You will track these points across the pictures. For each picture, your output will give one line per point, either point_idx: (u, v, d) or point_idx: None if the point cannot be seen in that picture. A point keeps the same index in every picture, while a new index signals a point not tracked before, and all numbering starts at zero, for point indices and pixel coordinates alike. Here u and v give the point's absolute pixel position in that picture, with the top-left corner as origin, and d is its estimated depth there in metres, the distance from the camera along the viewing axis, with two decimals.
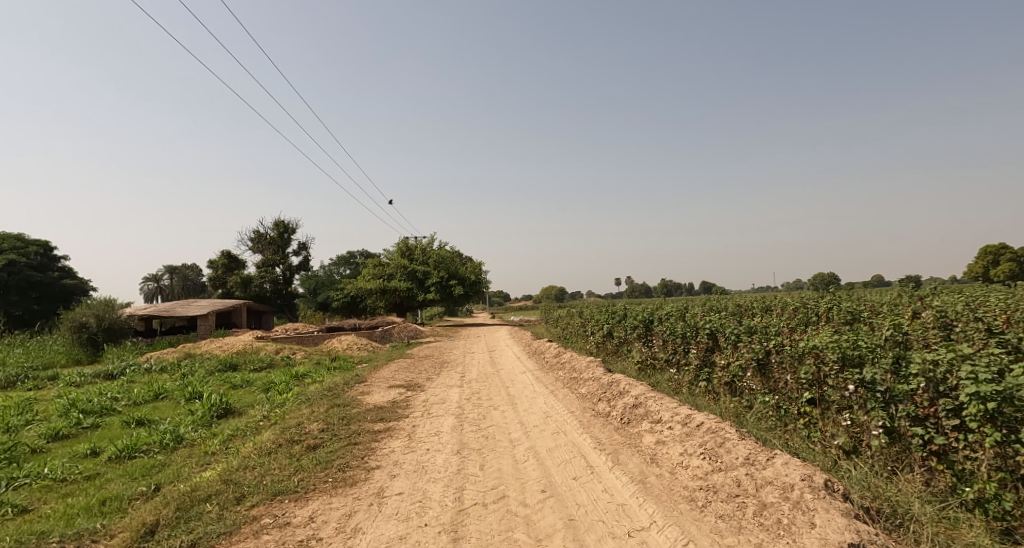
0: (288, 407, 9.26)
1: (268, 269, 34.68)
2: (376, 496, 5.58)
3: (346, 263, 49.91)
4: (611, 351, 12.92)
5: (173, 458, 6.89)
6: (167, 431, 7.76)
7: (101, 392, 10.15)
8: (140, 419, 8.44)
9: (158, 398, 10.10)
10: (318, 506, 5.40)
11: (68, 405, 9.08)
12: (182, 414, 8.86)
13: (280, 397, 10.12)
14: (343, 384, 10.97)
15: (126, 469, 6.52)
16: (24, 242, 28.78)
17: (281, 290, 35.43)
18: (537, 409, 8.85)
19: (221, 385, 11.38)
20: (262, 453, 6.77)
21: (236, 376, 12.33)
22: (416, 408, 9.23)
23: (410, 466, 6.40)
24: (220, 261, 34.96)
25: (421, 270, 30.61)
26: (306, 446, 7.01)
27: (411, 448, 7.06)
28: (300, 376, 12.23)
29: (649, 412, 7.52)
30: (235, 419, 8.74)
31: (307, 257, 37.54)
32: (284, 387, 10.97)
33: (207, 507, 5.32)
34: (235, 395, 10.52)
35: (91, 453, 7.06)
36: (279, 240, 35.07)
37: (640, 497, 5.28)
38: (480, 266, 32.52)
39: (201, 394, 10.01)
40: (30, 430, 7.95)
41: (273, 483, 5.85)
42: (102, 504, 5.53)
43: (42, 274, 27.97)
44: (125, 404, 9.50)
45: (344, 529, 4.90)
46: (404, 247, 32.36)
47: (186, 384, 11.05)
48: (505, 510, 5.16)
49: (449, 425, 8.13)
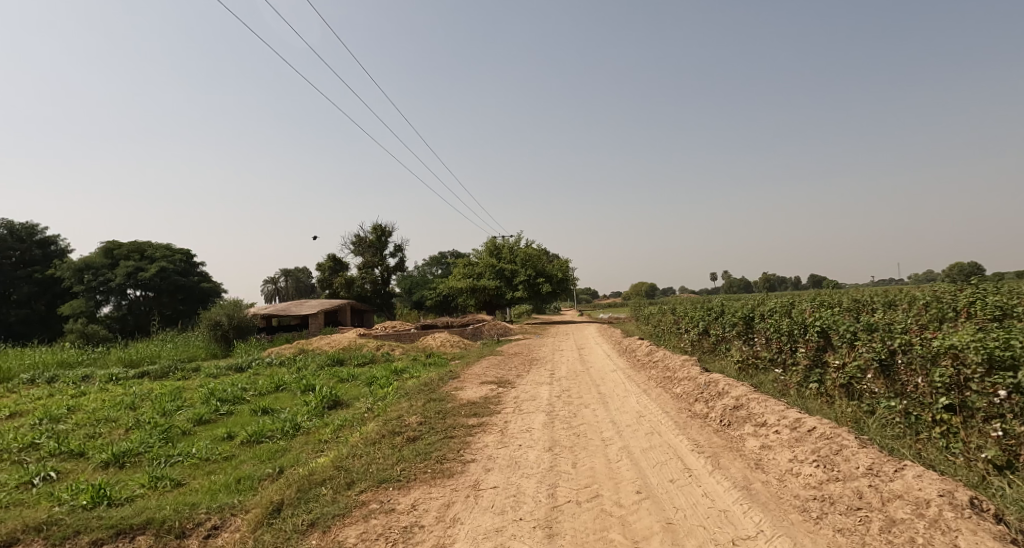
0: (389, 400, 9.85)
1: (368, 271, 37.03)
2: (472, 488, 5.77)
3: (438, 263, 52.10)
4: (708, 350, 12.29)
5: (292, 444, 7.62)
6: (287, 420, 8.58)
7: (233, 383, 11.44)
8: (264, 408, 9.41)
9: (279, 389, 11.18)
10: (419, 495, 5.68)
11: (208, 394, 10.33)
12: (298, 405, 9.75)
13: (382, 392, 10.76)
14: (438, 380, 11.43)
15: (255, 452, 7.30)
16: (171, 250, 32.94)
17: (379, 290, 37.59)
18: (629, 408, 8.68)
19: (330, 378, 12.36)
20: (368, 442, 7.27)
21: (343, 370, 13.33)
22: (507, 404, 9.43)
23: (503, 460, 6.55)
24: (326, 264, 37.66)
25: (509, 269, 31.04)
26: (407, 437, 7.41)
27: (504, 443, 7.22)
28: (399, 371, 12.94)
29: (751, 415, 7.11)
30: (343, 410, 9.46)
31: (402, 259, 39.55)
32: (384, 382, 11.68)
33: (322, 490, 5.81)
34: (343, 388, 11.38)
35: (226, 437, 7.99)
36: (377, 243, 37.22)
37: (744, 504, 5.00)
38: (567, 263, 32.19)
39: (314, 386, 10.93)
40: (181, 414, 9.16)
41: (378, 471, 6.27)
42: (237, 482, 6.24)
43: (185, 278, 31.86)
44: (252, 394, 10.62)
45: (443, 519, 5.13)
46: (493, 247, 32.85)
47: (301, 377, 12.13)
48: (599, 509, 5.12)
49: (540, 421, 8.23)
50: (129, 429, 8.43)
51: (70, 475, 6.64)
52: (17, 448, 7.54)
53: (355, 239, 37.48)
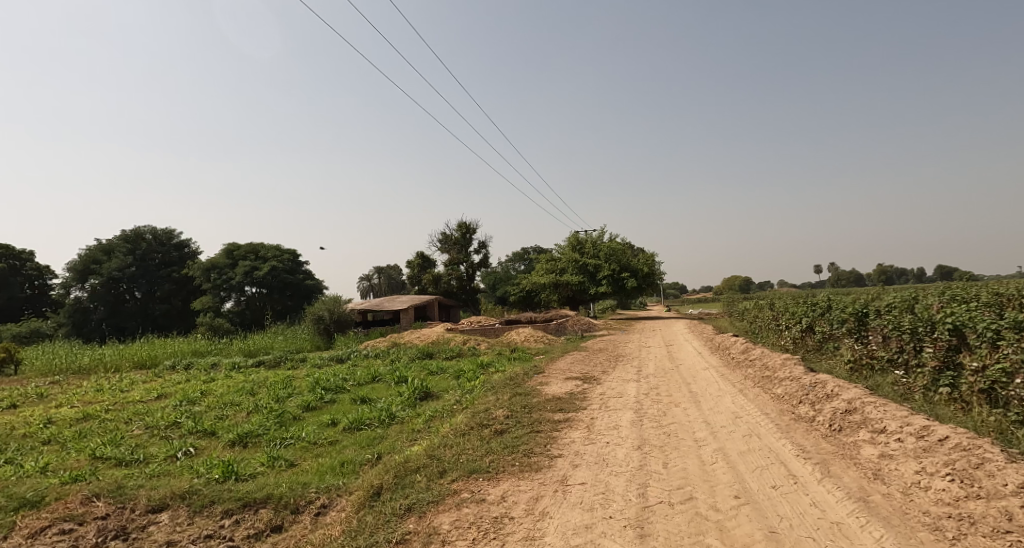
0: (476, 393, 10.10)
1: (454, 267, 38.25)
2: (560, 483, 5.76)
3: (521, 259, 52.58)
4: (812, 349, 11.36)
5: (389, 432, 8.03)
6: (383, 409, 9.07)
7: (335, 373, 12.31)
8: (363, 397, 10.02)
9: (375, 379, 11.86)
10: (508, 487, 5.77)
11: (314, 383, 11.19)
12: (393, 395, 10.28)
13: (469, 384, 11.07)
14: (523, 375, 11.53)
15: (355, 439, 7.79)
16: (281, 251, 35.97)
17: (465, 286, 38.67)
18: (724, 408, 8.23)
19: (421, 371, 12.93)
20: (457, 433, 7.49)
21: (432, 363, 13.89)
22: (593, 400, 9.31)
23: (590, 457, 6.47)
24: (415, 261, 39.28)
25: (592, 264, 30.62)
26: (494, 430, 7.55)
27: (591, 440, 7.13)
28: (485, 365, 13.23)
29: (867, 420, 6.46)
30: (434, 401, 9.83)
31: (486, 255, 40.38)
32: (471, 375, 12.00)
33: (417, 477, 6.07)
34: (434, 380, 11.85)
35: (331, 423, 8.60)
36: (462, 240, 38.34)
37: (861, 517, 4.56)
38: (653, 257, 31.15)
39: (406, 378, 11.48)
40: (292, 400, 10.01)
41: (468, 461, 6.44)
42: (341, 465, 6.71)
43: (292, 276, 34.62)
44: (351, 384, 11.36)
45: (533, 512, 5.16)
46: (575, 242, 32.53)
47: (394, 369, 12.79)
48: (693, 512, 4.90)
49: (628, 419, 8.05)
50: (249, 412, 9.34)
51: (204, 451, 7.48)
52: (163, 426, 8.64)
53: (441, 237, 38.84)
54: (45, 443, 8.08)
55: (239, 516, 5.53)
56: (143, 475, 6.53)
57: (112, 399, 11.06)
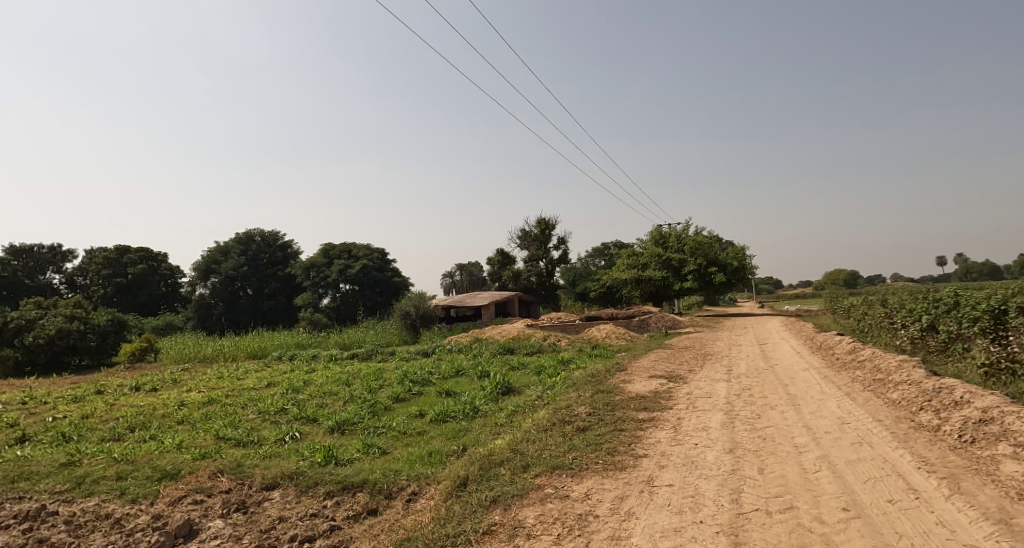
0: (557, 390, 10.05)
1: (534, 264, 38.43)
2: (646, 484, 5.57)
3: (601, 255, 51.69)
4: (935, 351, 10.12)
5: (473, 425, 8.21)
6: (467, 402, 9.29)
7: (422, 367, 12.81)
8: (447, 391, 10.32)
9: (459, 373, 12.19)
10: (592, 484, 5.67)
11: (403, 375, 11.71)
12: (476, 389, 10.50)
13: (550, 381, 11.05)
14: (605, 372, 11.30)
15: (441, 430, 8.04)
16: (371, 250, 37.89)
17: (544, 282, 38.72)
18: (829, 413, 7.55)
19: (503, 366, 13.11)
20: (540, 429, 7.49)
21: (514, 359, 14.04)
22: (681, 400, 8.93)
23: (678, 459, 6.20)
24: (495, 258, 39.91)
25: (676, 259, 29.45)
26: (576, 427, 7.46)
27: (679, 440, 6.83)
28: (566, 362, 13.14)
29: (1008, 433, 5.65)
30: (515, 396, 9.91)
31: (565, 251, 40.14)
32: (553, 371, 11.97)
33: (501, 470, 6.13)
34: (515, 375, 11.97)
35: (419, 414, 8.95)
36: (541, 237, 38.43)
37: (1001, 541, 3.99)
38: (744, 250, 29.36)
39: (489, 373, 11.69)
40: (383, 391, 10.54)
41: (551, 457, 6.42)
42: (429, 455, 6.94)
43: (381, 274, 36.40)
44: (437, 377, 11.76)
45: (618, 511, 5.03)
46: (658, 236, 31.39)
47: (477, 364, 13.06)
48: (795, 523, 4.53)
49: (718, 420, 7.63)
50: (346, 401, 9.95)
51: (307, 436, 8.07)
52: (273, 411, 9.44)
53: (520, 233, 39.16)
54: (178, 423, 9.13)
55: (339, 498, 5.90)
56: (257, 455, 7.16)
57: (230, 386, 12.28)
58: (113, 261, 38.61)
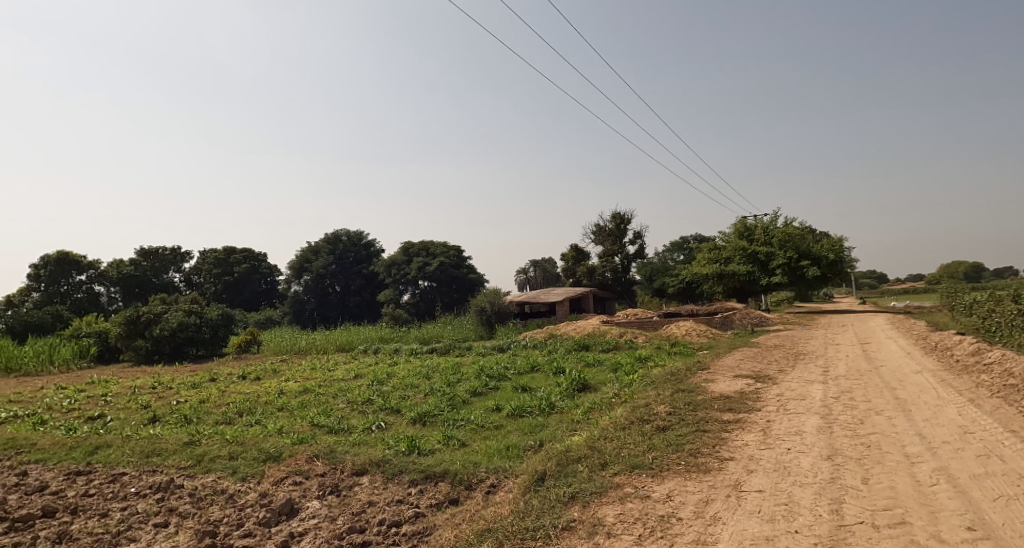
0: (635, 388, 9.83)
1: (609, 259, 37.79)
2: (733, 488, 5.32)
3: (680, 249, 49.76)
4: None
5: (549, 421, 8.23)
6: (543, 398, 9.32)
7: (498, 362, 13.03)
8: (523, 386, 10.42)
9: (534, 369, 12.27)
10: (674, 486, 5.50)
11: (480, 370, 11.97)
12: (552, 385, 10.51)
13: (627, 378, 10.82)
14: (685, 370, 10.91)
15: (518, 425, 8.14)
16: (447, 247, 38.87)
17: (619, 277, 37.97)
18: (947, 421, 6.80)
19: (578, 362, 13.03)
20: (618, 427, 7.37)
21: (589, 355, 13.90)
22: (770, 402, 8.42)
23: (769, 463, 5.86)
24: (569, 253, 39.67)
25: (763, 252, 27.76)
26: (656, 426, 7.26)
27: (769, 444, 6.45)
28: (643, 359, 12.82)
29: None
30: (592, 393, 9.81)
31: (641, 246, 39.08)
32: (630, 369, 11.72)
33: (579, 467, 6.11)
34: (591, 372, 11.85)
35: (496, 408, 9.10)
36: (616, 231, 37.70)
37: None
38: (841, 242, 27.09)
39: (564, 369, 11.67)
40: (461, 385, 10.83)
41: (630, 456, 6.30)
42: (506, 449, 7.06)
43: (457, 270, 37.27)
44: (513, 373, 11.90)
45: (703, 515, 4.84)
46: (742, 228, 29.67)
47: (552, 360, 13.07)
48: (907, 541, 4.14)
49: (813, 424, 7.11)
50: (426, 394, 10.35)
51: (392, 426, 8.48)
52: (360, 401, 10.01)
53: (595, 228, 38.66)
54: (278, 409, 9.94)
55: (422, 486, 6.14)
56: (347, 442, 7.63)
57: (323, 376, 13.20)
58: (222, 261, 42.78)
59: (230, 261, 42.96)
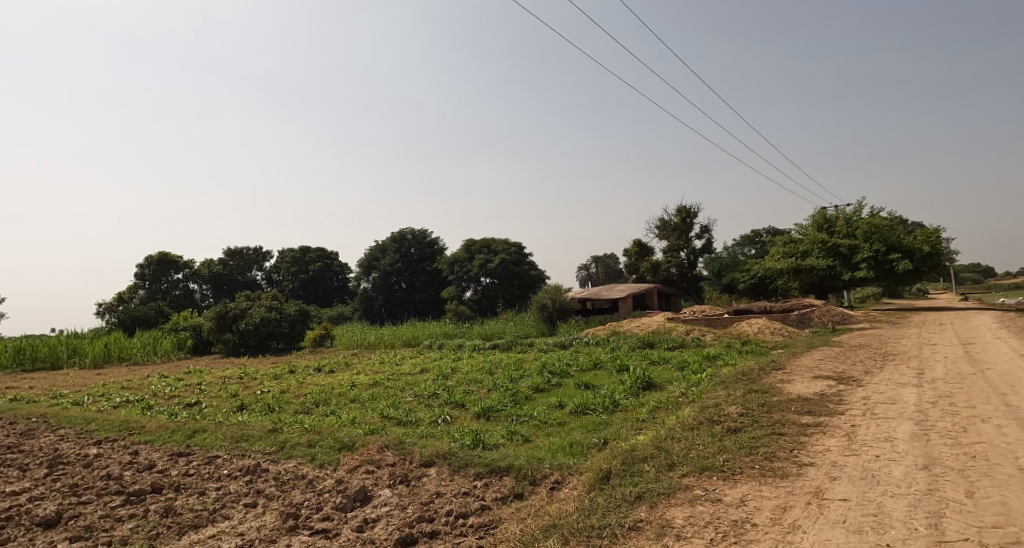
0: (703, 387, 9.49)
1: (674, 254, 36.62)
2: (814, 495, 5.02)
3: (751, 243, 47.40)
4: None
5: (613, 419, 8.12)
6: (607, 396, 9.21)
7: (560, 358, 13.01)
8: (586, 383, 10.33)
9: (597, 366, 12.14)
10: (748, 490, 5.27)
11: (542, 366, 12.00)
12: (615, 383, 10.36)
13: (695, 377, 10.46)
14: (758, 370, 10.40)
15: (581, 422, 8.09)
16: (509, 244, 38.99)
17: (686, 273, 36.74)
18: None
19: (642, 360, 12.76)
20: (686, 427, 7.15)
21: (654, 353, 13.56)
22: (855, 405, 7.85)
23: (854, 471, 5.47)
24: (632, 249, 38.84)
25: (846, 245, 25.95)
26: (727, 428, 6.98)
27: (854, 451, 6.03)
28: (712, 357, 12.35)
29: None
30: (657, 392, 9.57)
31: (709, 240, 37.58)
32: (697, 367, 11.32)
33: (645, 466, 5.98)
34: (656, 370, 11.56)
35: (559, 405, 9.09)
36: (681, 226, 36.51)
37: None
38: (937, 233, 24.82)
39: (628, 367, 11.46)
40: (524, 381, 10.90)
41: (699, 457, 6.10)
42: (570, 446, 7.03)
43: (518, 267, 37.35)
44: (575, 369, 11.84)
45: (781, 522, 4.61)
46: (822, 220, 27.91)
47: (615, 357, 12.87)
48: None
49: (906, 431, 6.56)
50: (490, 389, 10.51)
51: (457, 420, 8.68)
52: (427, 395, 10.32)
53: (659, 222, 37.64)
54: (351, 401, 10.44)
55: (487, 480, 6.25)
56: (415, 434, 7.89)
57: (391, 370, 13.75)
58: (298, 260, 45.52)
59: (306, 260, 45.65)
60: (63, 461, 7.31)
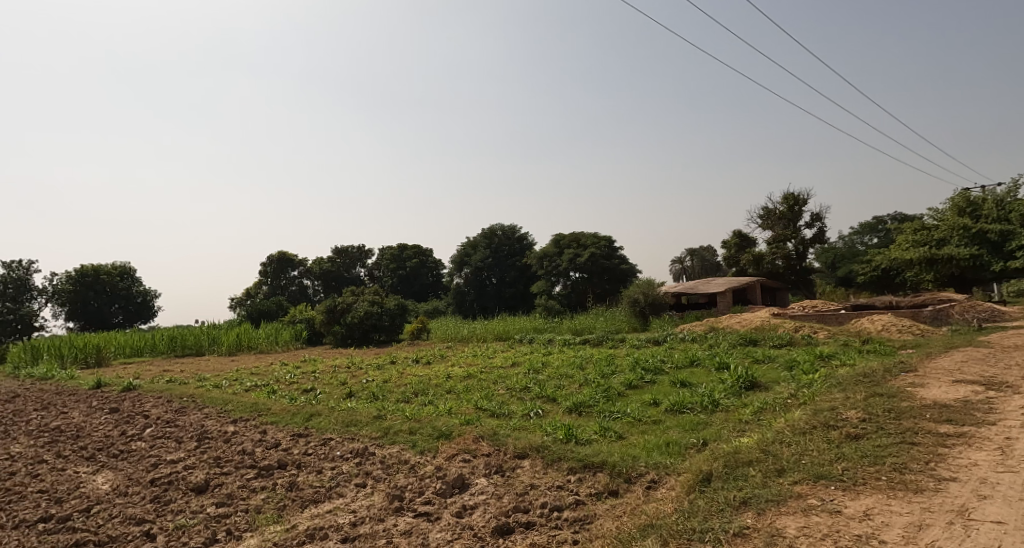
0: (817, 388, 8.72)
1: (780, 245, 33.84)
2: (957, 515, 4.43)
3: (873, 231, 42.74)
4: None
5: (713, 419, 7.72)
6: (705, 394, 8.78)
7: (654, 355, 12.60)
8: (683, 381, 9.91)
9: (693, 363, 11.60)
10: (873, 503, 4.77)
11: (634, 362, 11.71)
12: (714, 381, 9.84)
13: (807, 377, 9.64)
14: (883, 372, 9.35)
15: (678, 421, 7.77)
16: (598, 238, 38.31)
17: (794, 266, 33.91)
18: None
19: (745, 358, 11.99)
20: (796, 431, 6.62)
21: (758, 351, 12.69)
22: (1008, 415, 6.82)
23: (1009, 491, 4.76)
24: (732, 240, 36.59)
25: (996, 231, 22.63)
26: (846, 434, 6.37)
27: (1007, 467, 5.24)
28: (826, 357, 11.31)
29: None
30: (763, 393, 8.96)
31: (821, 229, 34.39)
32: (809, 367, 10.43)
33: (751, 471, 5.63)
34: (760, 369, 10.83)
35: (653, 403, 8.81)
36: (789, 214, 33.76)
37: None
38: None
39: (728, 365, 10.84)
40: (616, 377, 10.68)
41: (814, 464, 5.62)
42: (667, 445, 6.79)
43: (608, 261, 36.64)
44: (670, 366, 11.42)
45: (915, 542, 4.12)
46: (964, 202, 24.61)
47: (714, 355, 12.22)
48: None
49: None
50: (581, 384, 10.44)
51: (549, 414, 8.72)
52: (518, 388, 10.47)
53: (763, 211, 35.11)
54: (447, 391, 10.88)
55: (581, 475, 6.22)
56: (508, 426, 8.04)
57: (483, 363, 14.16)
58: (398, 257, 48.31)
59: (404, 256, 48.32)
60: (208, 436, 8.37)
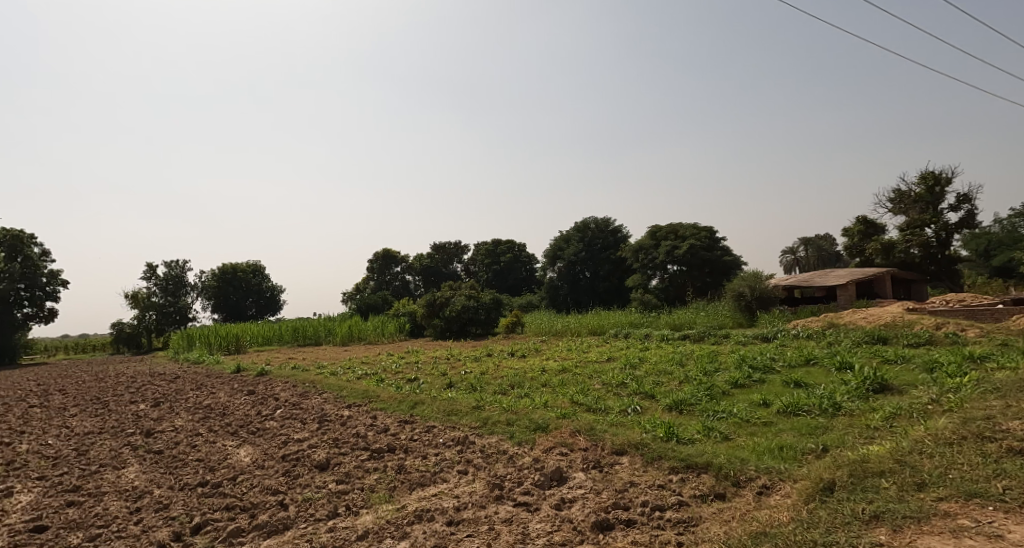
0: (965, 394, 7.61)
1: (915, 232, 29.96)
2: None
3: None
4: None
5: (835, 424, 7.03)
6: (825, 396, 8.02)
7: (763, 352, 11.74)
8: (797, 381, 9.14)
9: (809, 362, 10.65)
10: None
11: (740, 360, 11.01)
12: (835, 382, 8.96)
13: (952, 381, 8.45)
14: None
15: (793, 424, 7.18)
16: (699, 228, 36.37)
17: (933, 254, 29.86)
18: None
19: (871, 358, 10.79)
20: (939, 441, 5.83)
21: (888, 350, 11.36)
22: None
23: None
24: (855, 228, 33.10)
25: None
26: (1005, 447, 5.50)
27: None
28: (976, 358, 9.84)
29: None
30: (895, 397, 8.01)
31: (970, 212, 29.91)
32: (954, 369, 9.13)
33: (883, 482, 5.06)
34: (891, 371, 9.68)
35: (763, 403, 8.22)
36: (927, 196, 29.92)
37: None
38: None
39: (852, 365, 9.80)
40: (720, 375, 10.10)
41: (964, 480, 4.91)
42: (781, 449, 6.30)
43: (710, 252, 34.71)
44: (782, 365, 10.59)
45: None
46: None
47: (833, 353, 11.13)
48: None
49: None
50: (682, 381, 10.01)
51: (648, 411, 8.46)
52: (615, 384, 10.27)
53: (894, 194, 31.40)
54: (543, 385, 10.96)
55: (684, 475, 5.97)
56: (606, 422, 7.91)
57: (579, 357, 14.09)
58: (492, 252, 49.54)
59: (499, 251, 49.43)
60: (327, 418, 9.18)
